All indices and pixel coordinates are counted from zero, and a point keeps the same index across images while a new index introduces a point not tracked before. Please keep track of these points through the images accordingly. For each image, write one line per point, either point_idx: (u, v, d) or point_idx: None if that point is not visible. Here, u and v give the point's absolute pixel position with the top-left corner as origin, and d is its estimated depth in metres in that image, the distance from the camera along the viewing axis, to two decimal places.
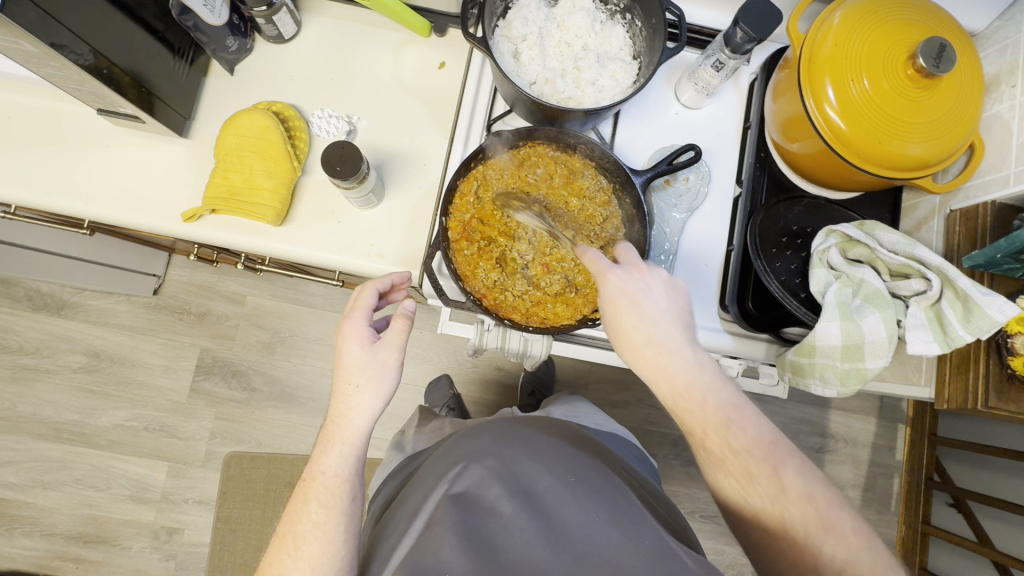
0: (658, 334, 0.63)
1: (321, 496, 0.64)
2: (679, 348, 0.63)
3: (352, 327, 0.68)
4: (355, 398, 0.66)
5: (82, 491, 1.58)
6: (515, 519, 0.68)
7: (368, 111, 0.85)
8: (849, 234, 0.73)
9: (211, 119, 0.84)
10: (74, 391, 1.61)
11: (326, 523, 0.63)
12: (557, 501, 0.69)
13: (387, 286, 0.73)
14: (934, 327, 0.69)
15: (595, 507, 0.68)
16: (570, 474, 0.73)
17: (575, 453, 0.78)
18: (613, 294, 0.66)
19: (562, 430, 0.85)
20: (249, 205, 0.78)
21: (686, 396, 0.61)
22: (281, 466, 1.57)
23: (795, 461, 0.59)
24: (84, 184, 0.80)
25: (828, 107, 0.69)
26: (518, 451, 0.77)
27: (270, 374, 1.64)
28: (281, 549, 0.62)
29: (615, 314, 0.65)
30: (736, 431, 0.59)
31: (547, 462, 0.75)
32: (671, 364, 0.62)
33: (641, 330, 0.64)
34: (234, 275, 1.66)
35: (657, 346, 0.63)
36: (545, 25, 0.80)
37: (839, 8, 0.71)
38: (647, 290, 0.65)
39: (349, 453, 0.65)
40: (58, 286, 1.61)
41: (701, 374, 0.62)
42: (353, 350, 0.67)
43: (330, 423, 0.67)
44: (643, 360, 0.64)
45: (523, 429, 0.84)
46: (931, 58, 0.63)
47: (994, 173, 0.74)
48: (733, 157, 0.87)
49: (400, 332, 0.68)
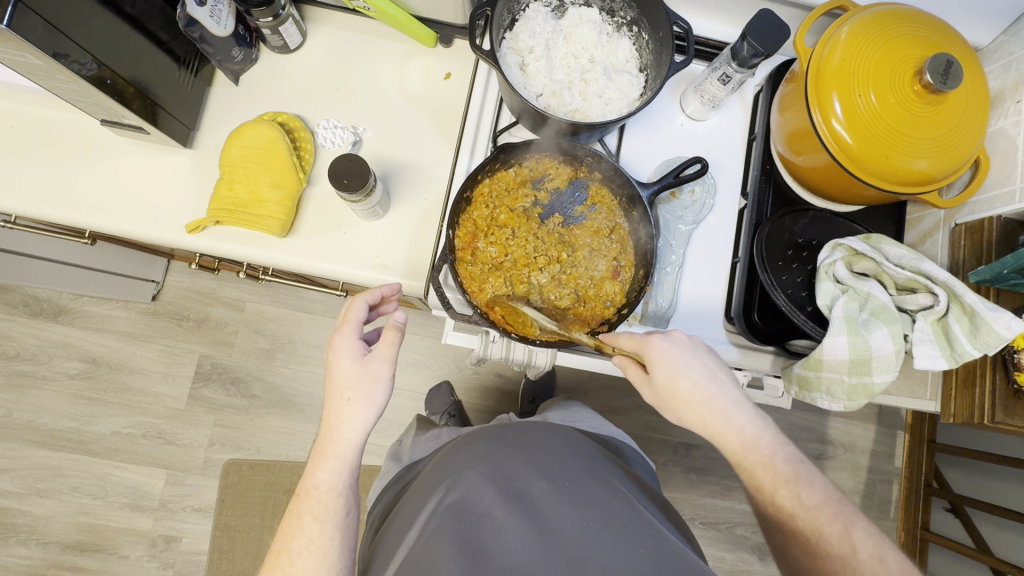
0: (716, 391, 0.67)
1: (315, 511, 0.63)
2: (737, 403, 0.67)
3: (341, 341, 0.68)
4: (347, 412, 0.65)
5: (79, 498, 1.57)
6: (510, 525, 0.67)
7: (373, 121, 0.84)
8: (855, 248, 0.73)
9: (215, 129, 0.83)
10: (72, 398, 1.60)
11: (320, 538, 0.62)
12: (551, 506, 0.69)
13: (377, 299, 0.72)
14: (941, 341, 0.69)
15: (589, 514, 0.68)
16: (565, 481, 0.73)
17: (572, 459, 0.77)
18: (660, 358, 0.68)
19: (555, 431, 0.85)
20: (254, 217, 0.77)
21: (752, 451, 0.64)
22: (280, 473, 1.56)
23: (865, 523, 0.58)
24: (86, 195, 0.79)
25: (834, 121, 0.69)
26: (514, 456, 0.77)
27: (269, 381, 1.63)
28: (276, 565, 0.61)
29: (668, 375, 0.67)
30: (858, 538, 0.57)
31: (541, 468, 0.75)
32: (733, 421, 0.66)
33: (701, 390, 0.67)
34: (234, 281, 1.65)
35: (719, 402, 0.66)
36: (552, 38, 0.80)
37: (846, 22, 0.71)
38: (690, 353, 0.69)
39: (342, 467, 0.65)
40: (55, 292, 1.60)
41: (765, 430, 0.65)
42: (343, 364, 0.66)
43: (322, 437, 0.66)
44: (691, 409, 0.67)
45: (521, 432, 0.84)
46: (938, 74, 0.64)
47: (999, 189, 0.74)
48: (738, 169, 0.88)
49: (390, 344, 0.67)
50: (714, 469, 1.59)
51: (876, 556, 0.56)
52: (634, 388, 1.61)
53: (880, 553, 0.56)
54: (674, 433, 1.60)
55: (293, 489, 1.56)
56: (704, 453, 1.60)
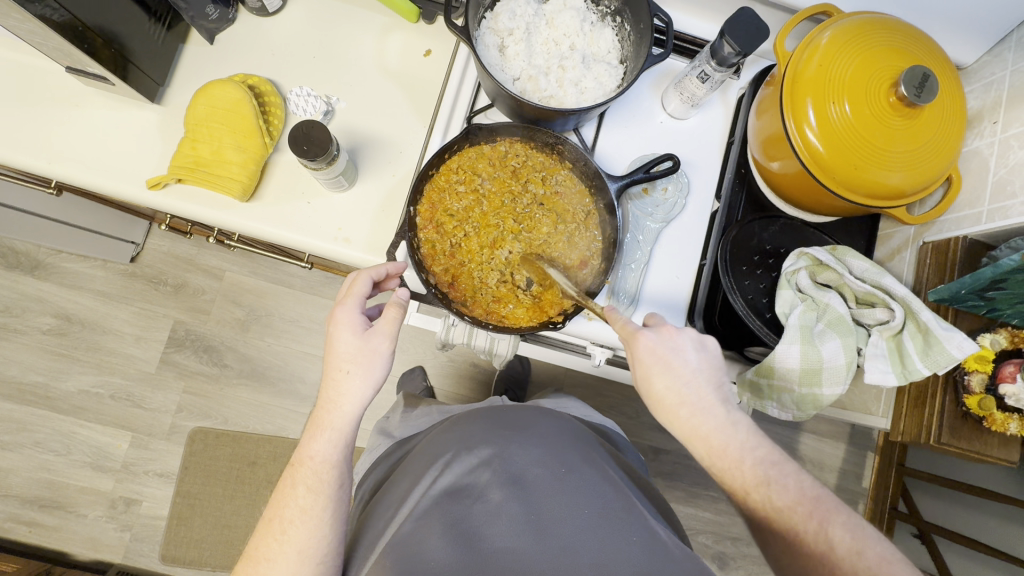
0: (690, 395, 0.64)
1: (309, 481, 0.62)
2: (710, 408, 0.63)
3: (342, 314, 0.67)
4: (345, 384, 0.65)
5: (42, 454, 1.57)
6: (504, 507, 0.65)
7: (347, 92, 0.83)
8: (819, 258, 0.72)
9: (186, 86, 0.82)
10: (42, 353, 1.59)
11: (313, 508, 0.61)
12: (548, 492, 0.66)
13: (382, 275, 0.70)
14: (894, 358, 0.69)
15: (585, 501, 0.65)
16: (563, 466, 0.70)
17: (569, 443, 0.74)
18: (642, 355, 0.65)
19: (552, 416, 0.82)
20: (215, 177, 0.76)
21: (720, 456, 0.62)
22: (245, 445, 1.59)
23: (793, 470, 0.61)
24: (49, 142, 0.78)
25: (808, 130, 0.69)
26: (511, 439, 0.74)
27: (243, 352, 1.63)
28: (268, 531, 0.61)
29: (644, 371, 0.65)
30: (787, 486, 0.60)
31: (540, 453, 0.71)
32: (703, 424, 0.63)
33: (673, 390, 0.64)
34: (213, 249, 1.64)
35: (690, 406, 0.64)
36: (533, 22, 0.79)
37: (829, 27, 0.70)
38: (677, 349, 0.65)
39: (338, 440, 0.64)
40: (33, 245, 1.58)
41: (735, 435, 0.62)
42: (344, 337, 0.65)
43: (319, 408, 0.66)
44: (672, 414, 0.65)
45: (518, 415, 0.81)
46: (913, 87, 0.63)
47: (968, 210, 0.73)
48: (713, 170, 0.86)
49: (392, 320, 0.67)
50: (681, 474, 1.59)
51: (816, 521, 0.57)
52: (607, 388, 1.61)
53: (819, 515, 0.58)
54: (645, 436, 1.60)
55: (257, 461, 1.59)
56: (673, 457, 1.60)
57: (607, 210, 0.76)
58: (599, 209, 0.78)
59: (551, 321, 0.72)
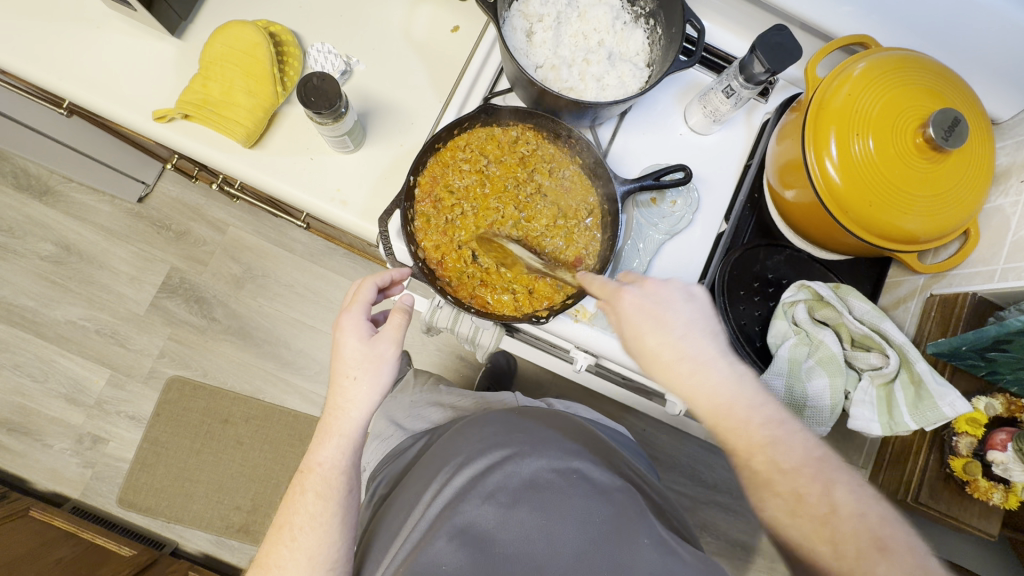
0: (687, 350, 0.58)
1: (318, 488, 0.60)
2: (713, 361, 0.58)
3: (348, 320, 0.65)
4: (352, 391, 0.62)
5: (19, 378, 1.56)
6: (514, 511, 0.58)
7: (368, 55, 0.82)
8: (820, 293, 0.70)
9: (208, 25, 0.81)
10: (36, 278, 1.59)
11: (323, 515, 0.60)
12: (559, 496, 0.59)
13: (388, 282, 0.69)
14: (882, 407, 0.66)
15: (597, 505, 0.59)
16: (575, 467, 0.63)
17: (580, 449, 0.68)
18: (630, 313, 0.61)
19: (566, 427, 0.76)
20: (221, 118, 0.75)
21: (728, 415, 0.56)
22: (219, 401, 1.58)
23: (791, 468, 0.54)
24: (64, 60, 0.77)
25: (828, 162, 0.66)
26: (525, 441, 0.68)
27: (233, 308, 1.62)
28: (277, 539, 0.59)
29: (634, 331, 0.60)
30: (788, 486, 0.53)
31: (552, 454, 0.65)
32: (701, 377, 0.57)
33: (669, 346, 0.59)
34: (221, 202, 1.64)
35: (690, 360, 0.58)
36: (565, 12, 0.77)
37: (862, 59, 0.68)
38: (667, 302, 0.61)
39: (346, 446, 0.62)
40: (46, 171, 1.59)
41: (737, 386, 0.57)
42: (350, 343, 0.63)
43: (326, 414, 0.63)
44: (675, 378, 0.58)
45: (529, 419, 0.75)
46: (942, 130, 0.61)
47: (982, 266, 0.70)
48: (726, 189, 0.83)
49: (399, 326, 0.64)
50: None
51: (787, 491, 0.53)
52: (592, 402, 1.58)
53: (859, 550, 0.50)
54: None
55: (229, 420, 1.57)
56: None
57: (610, 211, 0.74)
58: (601, 208, 0.76)
59: (533, 316, 0.71)
